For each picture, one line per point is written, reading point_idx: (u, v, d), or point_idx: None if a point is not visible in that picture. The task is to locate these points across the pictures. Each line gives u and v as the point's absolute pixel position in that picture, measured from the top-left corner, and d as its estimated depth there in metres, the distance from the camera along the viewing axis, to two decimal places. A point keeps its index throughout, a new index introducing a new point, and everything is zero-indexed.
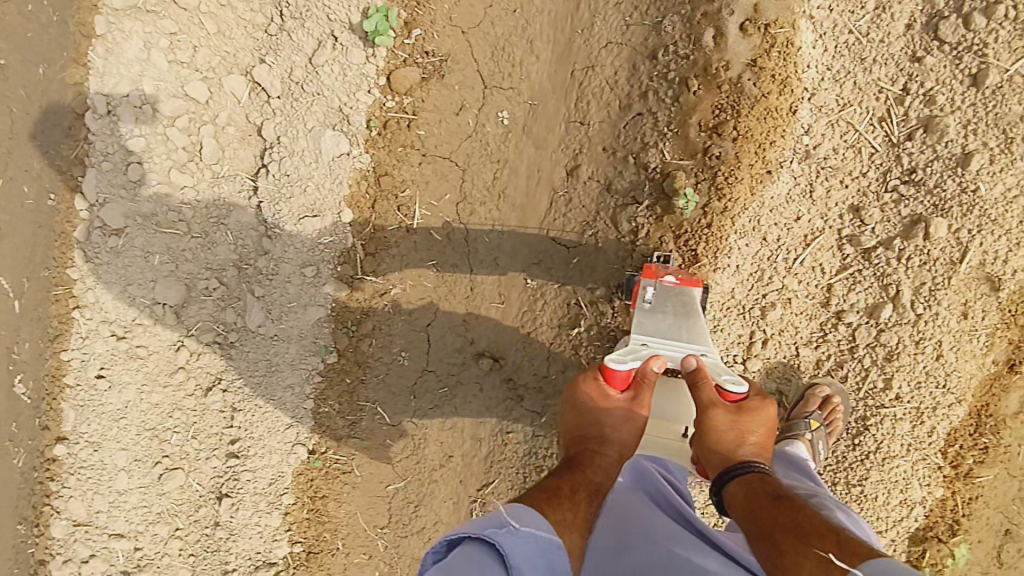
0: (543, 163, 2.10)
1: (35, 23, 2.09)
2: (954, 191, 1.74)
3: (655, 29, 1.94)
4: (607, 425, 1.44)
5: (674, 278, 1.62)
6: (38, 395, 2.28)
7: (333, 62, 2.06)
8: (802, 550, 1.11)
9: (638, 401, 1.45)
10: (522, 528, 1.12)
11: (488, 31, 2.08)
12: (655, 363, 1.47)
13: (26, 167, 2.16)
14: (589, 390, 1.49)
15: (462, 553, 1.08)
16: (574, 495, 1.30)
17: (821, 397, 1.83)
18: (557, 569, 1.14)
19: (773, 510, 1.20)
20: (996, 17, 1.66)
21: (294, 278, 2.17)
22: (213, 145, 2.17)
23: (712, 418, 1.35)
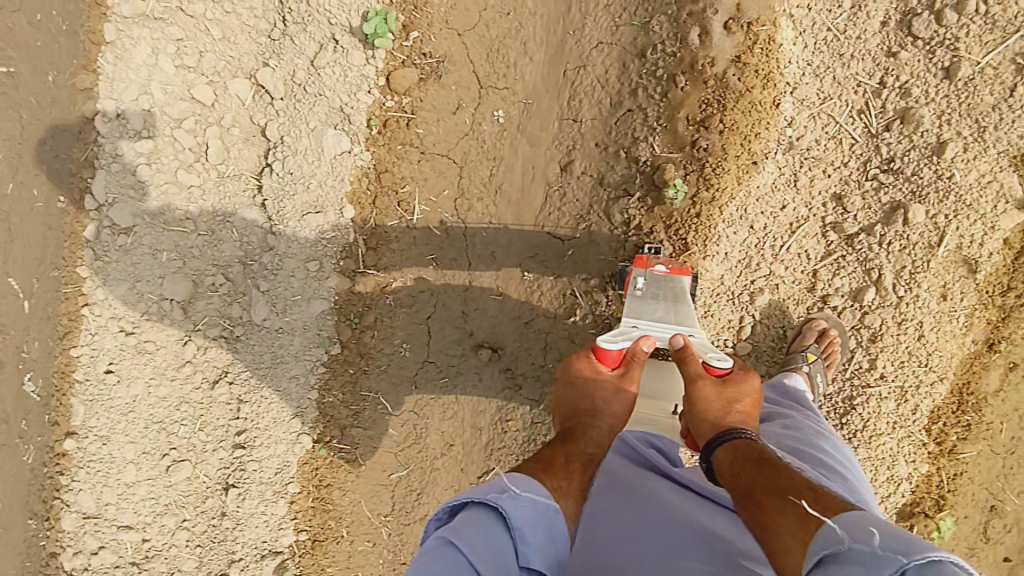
0: (538, 160, 2.18)
1: (44, 32, 2.18)
2: (931, 178, 1.81)
3: (644, 29, 2.02)
4: (599, 399, 1.50)
5: (664, 268, 1.68)
6: (48, 392, 2.34)
7: (335, 63, 2.13)
8: (780, 504, 1.12)
9: (628, 376, 1.51)
10: (523, 493, 1.19)
11: (483, 34, 2.16)
12: (645, 342, 1.50)
13: (34, 171, 2.23)
14: (582, 368, 1.55)
15: (467, 514, 1.14)
16: (568, 466, 1.37)
17: (817, 330, 1.90)
18: (554, 530, 1.22)
19: (755, 471, 1.23)
20: (967, 12, 1.73)
21: (298, 272, 2.24)
22: (218, 146, 2.25)
23: (699, 389, 1.42)
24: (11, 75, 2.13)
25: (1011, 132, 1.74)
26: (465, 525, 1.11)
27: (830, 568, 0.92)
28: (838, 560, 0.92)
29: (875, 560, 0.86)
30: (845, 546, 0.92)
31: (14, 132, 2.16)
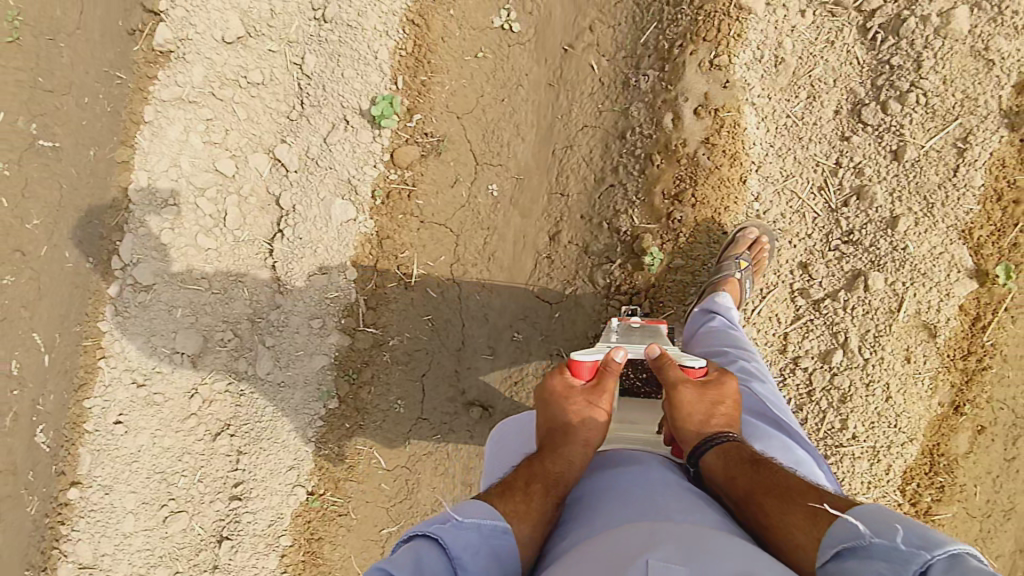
0: (529, 230, 2.39)
1: (90, 112, 2.44)
2: (887, 249, 1.94)
3: (624, 113, 2.26)
4: (572, 415, 1.35)
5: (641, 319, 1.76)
6: (57, 443, 2.45)
7: (345, 141, 2.35)
8: (785, 507, 1.13)
9: (600, 388, 1.37)
10: (466, 519, 1.18)
11: (480, 117, 2.39)
12: (618, 353, 1.39)
13: (68, 234, 2.45)
14: (553, 383, 1.40)
15: (409, 544, 1.15)
16: (528, 487, 1.28)
17: (750, 239, 1.98)
18: (503, 554, 1.17)
19: (752, 475, 1.22)
20: (908, 103, 1.93)
21: (303, 329, 2.39)
22: (235, 213, 2.46)
23: (680, 394, 1.33)
24: (56, 150, 2.41)
25: (957, 209, 1.89)
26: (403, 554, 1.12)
27: (849, 561, 0.99)
28: (858, 554, 0.98)
29: (900, 555, 0.93)
30: (864, 540, 0.98)
31: (53, 201, 2.41)
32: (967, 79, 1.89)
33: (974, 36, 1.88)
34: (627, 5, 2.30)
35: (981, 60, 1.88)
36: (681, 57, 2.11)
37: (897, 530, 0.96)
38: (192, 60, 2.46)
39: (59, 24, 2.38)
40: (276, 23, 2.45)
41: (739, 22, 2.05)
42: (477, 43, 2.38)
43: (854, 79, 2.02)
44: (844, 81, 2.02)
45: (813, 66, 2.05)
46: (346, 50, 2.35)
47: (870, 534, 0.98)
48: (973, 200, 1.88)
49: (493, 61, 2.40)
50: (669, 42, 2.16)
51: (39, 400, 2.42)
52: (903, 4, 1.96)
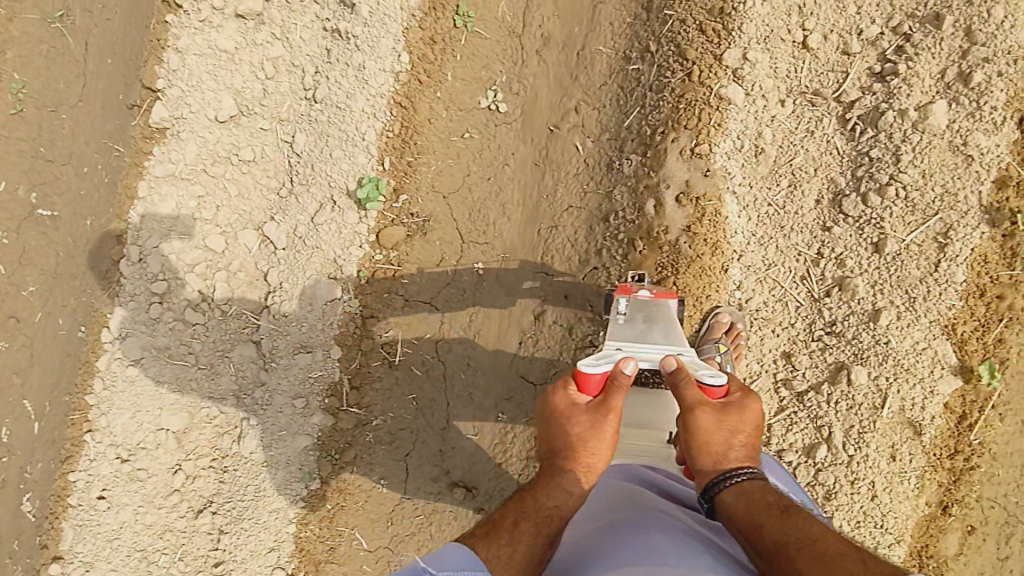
0: (513, 309, 2.38)
1: (88, 182, 2.44)
2: (869, 343, 1.92)
3: (607, 196, 2.27)
4: (575, 436, 1.44)
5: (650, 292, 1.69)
6: (43, 514, 2.41)
7: (332, 221, 2.37)
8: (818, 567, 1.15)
9: (606, 406, 1.42)
10: (441, 572, 1.19)
11: (466, 196, 2.41)
12: (626, 365, 1.40)
13: (64, 302, 2.43)
14: (559, 400, 1.48)
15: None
16: (517, 524, 1.36)
17: (725, 325, 1.99)
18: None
19: (777, 525, 1.26)
20: (888, 196, 1.92)
21: (286, 408, 2.39)
22: (224, 289, 2.48)
23: (698, 421, 1.39)
24: (54, 218, 2.38)
25: (940, 303, 1.87)
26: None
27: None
28: None
29: None
30: None
31: (49, 269, 2.38)
32: (947, 173, 1.88)
33: (953, 130, 1.89)
34: (611, 88, 2.33)
35: (961, 155, 1.88)
36: (663, 143, 2.11)
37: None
38: (186, 138, 2.50)
39: (61, 96, 2.36)
40: (268, 102, 2.50)
41: (719, 111, 2.07)
42: (463, 124, 2.41)
43: (834, 169, 2.03)
44: (825, 171, 2.03)
45: (793, 155, 2.06)
46: (334, 130, 2.38)
47: None
48: (955, 295, 1.87)
49: (479, 140, 2.42)
50: (651, 128, 2.17)
51: (27, 469, 2.37)
52: (881, 97, 1.98)
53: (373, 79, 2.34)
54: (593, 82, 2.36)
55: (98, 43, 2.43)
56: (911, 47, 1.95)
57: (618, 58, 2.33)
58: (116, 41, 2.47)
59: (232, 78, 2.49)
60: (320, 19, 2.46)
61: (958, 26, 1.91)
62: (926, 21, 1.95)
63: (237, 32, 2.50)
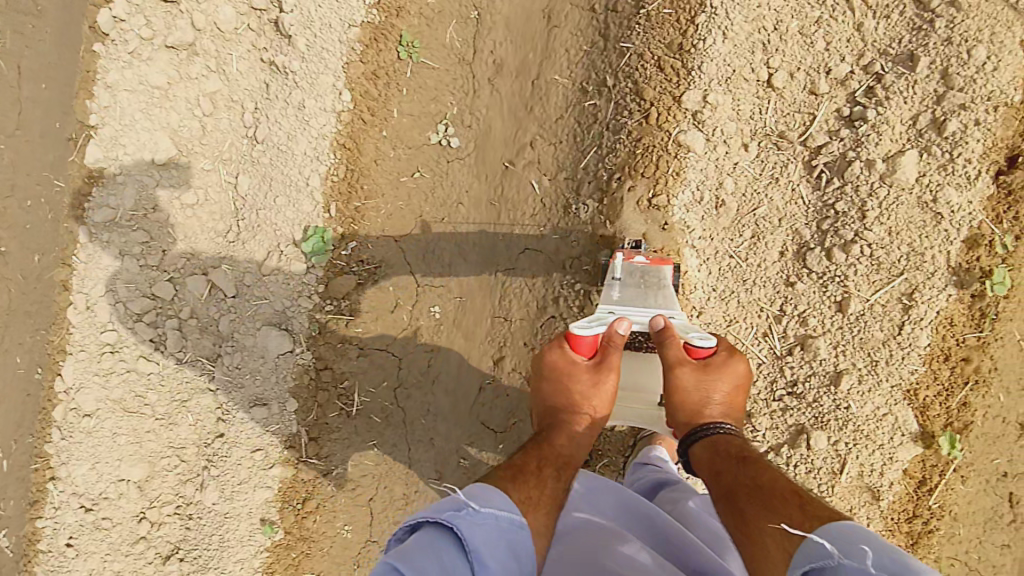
0: (473, 354, 2.31)
1: (33, 215, 2.32)
2: (830, 407, 1.89)
3: (564, 240, 2.15)
4: (577, 393, 1.64)
5: (646, 259, 1.80)
6: (20, 548, 2.45)
7: (278, 272, 2.30)
8: (763, 513, 1.27)
9: (604, 366, 1.63)
10: (483, 509, 1.25)
11: (419, 238, 2.30)
12: (621, 326, 1.61)
13: (19, 341, 2.35)
14: (558, 359, 1.66)
15: (423, 533, 1.18)
16: (540, 474, 1.49)
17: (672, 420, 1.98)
18: (516, 546, 1.27)
19: (734, 472, 1.41)
20: (852, 253, 1.85)
21: (245, 461, 2.37)
22: (176, 337, 2.40)
23: (680, 377, 1.57)
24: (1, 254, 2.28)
25: (902, 367, 1.85)
26: (420, 543, 1.15)
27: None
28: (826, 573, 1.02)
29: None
30: (834, 561, 1.01)
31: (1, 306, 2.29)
32: (914, 231, 1.82)
33: (922, 184, 1.81)
34: (569, 122, 2.16)
35: (930, 212, 1.81)
36: (618, 192, 2.00)
37: (866, 554, 0.96)
38: (123, 182, 2.36)
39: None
40: (208, 140, 2.34)
41: (677, 159, 1.95)
42: (413, 162, 2.28)
43: (800, 220, 1.93)
44: (790, 222, 1.94)
45: (756, 205, 1.95)
46: (277, 174, 2.27)
47: (839, 556, 1.01)
48: (918, 359, 1.84)
49: (431, 179, 2.29)
50: (607, 173, 2.05)
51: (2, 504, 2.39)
52: (848, 144, 1.87)
53: (314, 119, 2.22)
54: (549, 115, 2.18)
55: (31, 67, 2.27)
56: (882, 90, 1.83)
57: (575, 89, 2.14)
58: (48, 64, 2.30)
59: (168, 117, 2.32)
60: (257, 48, 2.32)
61: (933, 68, 1.78)
62: (900, 60, 1.83)
63: (169, 64, 2.31)
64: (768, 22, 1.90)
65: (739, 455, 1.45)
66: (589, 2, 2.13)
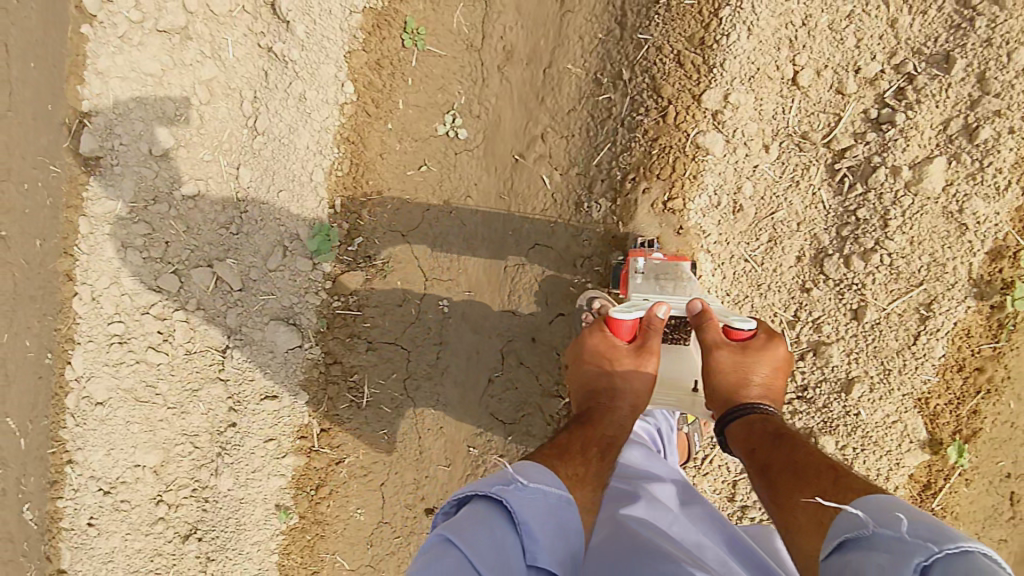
0: (482, 347, 2.27)
1: (31, 199, 2.27)
2: (839, 412, 1.91)
3: (575, 239, 2.10)
4: (619, 377, 1.53)
5: (662, 256, 1.79)
6: (43, 522, 2.44)
7: (284, 268, 2.27)
8: (795, 488, 1.17)
9: (646, 348, 1.55)
10: (531, 484, 1.16)
11: (426, 231, 2.23)
12: (661, 310, 1.56)
13: (27, 325, 2.33)
14: (598, 343, 1.58)
15: (471, 509, 1.11)
16: (585, 453, 1.36)
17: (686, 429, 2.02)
18: (568, 524, 1.17)
19: (771, 449, 1.28)
20: (872, 261, 1.85)
21: (258, 450, 2.38)
22: (185, 328, 2.37)
23: (714, 358, 1.46)
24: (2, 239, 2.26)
25: (915, 377, 1.86)
26: (469, 520, 1.08)
27: (852, 552, 0.94)
28: (861, 546, 0.93)
29: (903, 548, 0.86)
30: (868, 530, 0.94)
31: (7, 290, 2.28)
32: (937, 241, 1.81)
33: (948, 194, 1.79)
34: (582, 115, 2.07)
35: (955, 222, 1.79)
36: (633, 193, 1.96)
37: (901, 520, 0.90)
38: (121, 172, 2.29)
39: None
40: (207, 131, 2.26)
41: (695, 161, 1.91)
42: (420, 155, 2.20)
43: (819, 225, 1.91)
44: (809, 226, 1.91)
45: (775, 208, 1.92)
46: (279, 167, 2.21)
47: (874, 524, 0.93)
48: (931, 369, 1.86)
49: (439, 172, 2.20)
50: (620, 172, 1.99)
51: (23, 480, 2.39)
52: (874, 148, 1.84)
53: (316, 112, 2.15)
54: (561, 107, 2.10)
55: (18, 45, 2.18)
56: (912, 92, 1.80)
57: (589, 80, 2.06)
58: (35, 42, 2.20)
59: (164, 106, 2.24)
60: (253, 33, 2.23)
61: (970, 71, 1.75)
62: (934, 61, 1.79)
63: (162, 49, 2.22)
64: (795, 18, 1.85)
65: (778, 434, 1.31)
66: None
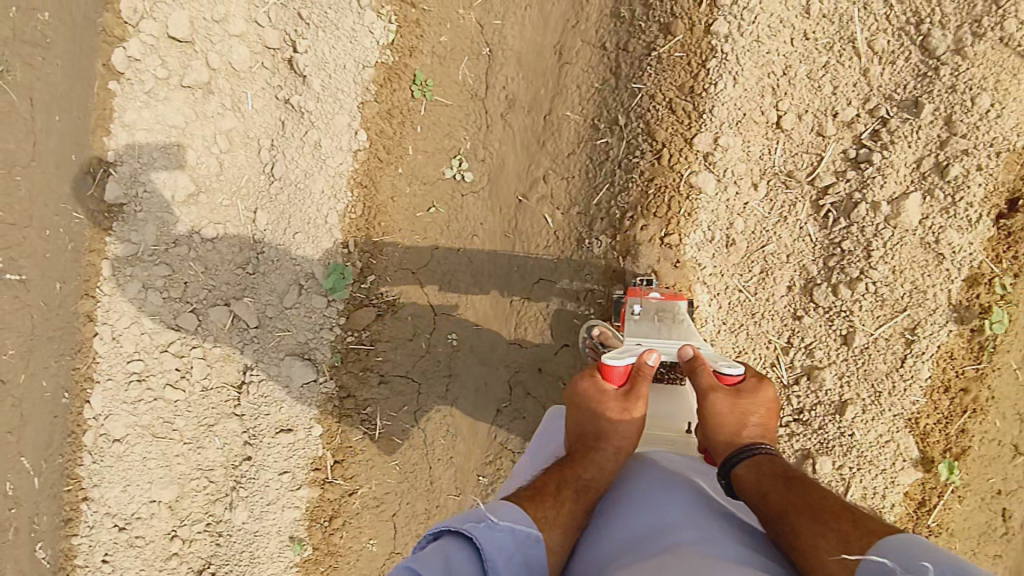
0: (490, 378, 2.36)
1: (53, 245, 2.36)
2: (835, 434, 2.01)
3: (577, 274, 2.22)
4: (604, 420, 1.45)
5: (659, 296, 1.75)
6: (56, 561, 2.47)
7: (300, 305, 2.38)
8: (815, 530, 1.14)
9: (634, 395, 1.46)
10: (501, 522, 1.21)
11: (435, 269, 2.35)
12: (650, 356, 1.49)
13: (45, 364, 2.38)
14: (587, 387, 1.50)
15: (441, 543, 1.15)
16: (559, 493, 1.36)
17: None
18: (532, 560, 1.23)
19: (783, 493, 1.25)
20: (858, 290, 1.97)
21: (273, 482, 2.44)
22: (202, 365, 2.45)
23: (712, 402, 1.43)
24: (21, 282, 2.31)
25: (904, 398, 1.97)
26: (438, 554, 1.12)
27: None
28: None
29: None
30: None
31: (25, 331, 2.33)
32: (917, 270, 1.93)
33: (925, 226, 1.92)
34: (580, 157, 2.21)
35: (933, 252, 1.92)
36: (632, 231, 2.08)
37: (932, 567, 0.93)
38: (144, 218, 2.41)
39: (12, 157, 2.26)
40: (226, 178, 2.40)
41: (689, 200, 2.05)
42: (428, 198, 2.33)
43: (807, 256, 2.04)
44: (797, 257, 2.04)
45: (765, 242, 2.05)
46: (295, 211, 2.34)
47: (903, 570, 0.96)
48: (919, 391, 1.96)
49: (447, 213, 2.33)
50: (620, 211, 2.12)
51: (35, 519, 2.41)
52: (855, 185, 1.98)
53: (330, 158, 2.30)
54: (561, 150, 2.24)
55: (43, 98, 2.29)
56: (887, 134, 1.95)
57: (587, 125, 2.20)
58: (60, 96, 2.32)
59: (185, 155, 2.37)
60: (271, 86, 2.39)
61: (937, 115, 1.90)
62: (904, 105, 1.95)
63: (185, 103, 2.37)
64: (777, 68, 2.00)
65: (787, 478, 1.29)
66: (600, 40, 2.19)
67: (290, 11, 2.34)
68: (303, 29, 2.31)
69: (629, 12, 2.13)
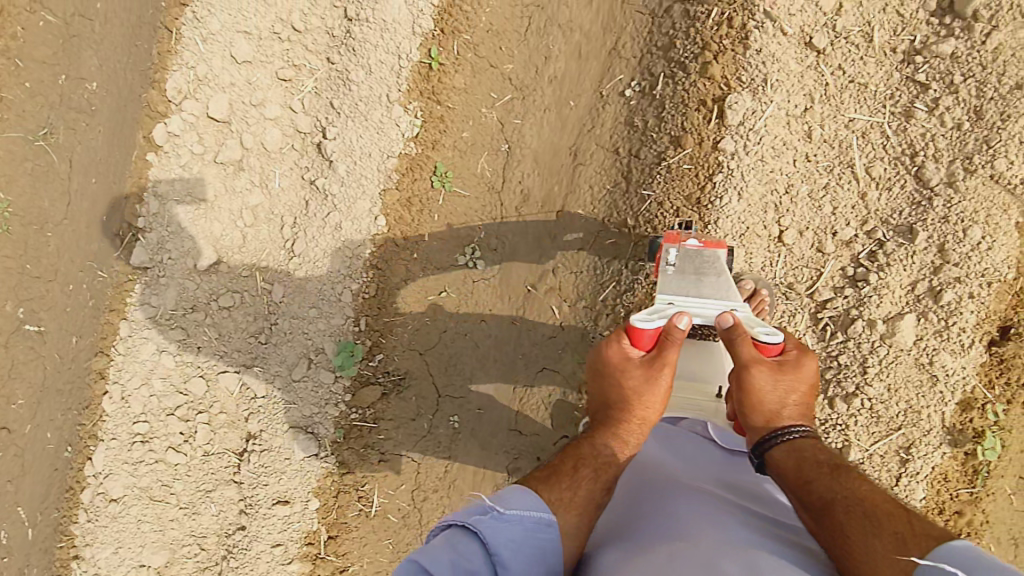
0: (488, 462, 2.37)
1: (74, 300, 2.43)
2: None
3: (580, 366, 2.30)
4: (629, 390, 1.42)
5: (697, 244, 1.57)
6: None
7: (308, 381, 2.44)
8: (866, 530, 1.14)
9: (661, 363, 1.39)
10: (509, 512, 1.18)
11: (443, 350, 2.40)
12: (680, 320, 1.37)
13: (50, 417, 2.42)
14: (614, 355, 1.44)
15: (447, 536, 1.15)
16: (576, 470, 1.35)
17: (748, 291, 2.00)
18: (546, 549, 1.20)
19: (828, 485, 1.25)
20: (854, 404, 2.00)
21: (264, 555, 2.42)
22: (206, 430, 2.48)
23: (754, 378, 1.35)
24: (41, 334, 2.38)
25: None
26: (442, 548, 1.12)
27: None
28: None
29: None
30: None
31: (37, 382, 2.38)
32: (911, 389, 1.97)
33: (919, 347, 1.97)
34: (588, 254, 2.31)
35: (927, 372, 1.97)
36: None
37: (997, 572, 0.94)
38: (166, 283, 2.49)
39: (45, 216, 2.37)
40: (247, 249, 2.50)
41: None
42: (440, 283, 2.41)
43: None
44: None
45: None
46: (312, 287, 2.44)
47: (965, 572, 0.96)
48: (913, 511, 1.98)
49: (456, 298, 2.40)
50: (623, 310, 2.21)
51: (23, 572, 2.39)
52: (852, 302, 2.05)
53: (350, 240, 2.41)
54: (570, 246, 2.34)
55: (83, 162, 2.42)
56: (883, 255, 2.03)
57: (596, 224, 2.30)
58: (99, 160, 2.45)
59: (211, 226, 2.48)
60: (298, 167, 2.52)
61: (931, 242, 1.98)
62: (900, 231, 2.03)
63: (217, 176, 2.50)
64: (779, 186, 2.11)
65: (831, 466, 1.29)
66: (613, 145, 2.31)
67: (323, 101, 2.49)
68: (334, 117, 2.46)
69: (642, 123, 2.26)
